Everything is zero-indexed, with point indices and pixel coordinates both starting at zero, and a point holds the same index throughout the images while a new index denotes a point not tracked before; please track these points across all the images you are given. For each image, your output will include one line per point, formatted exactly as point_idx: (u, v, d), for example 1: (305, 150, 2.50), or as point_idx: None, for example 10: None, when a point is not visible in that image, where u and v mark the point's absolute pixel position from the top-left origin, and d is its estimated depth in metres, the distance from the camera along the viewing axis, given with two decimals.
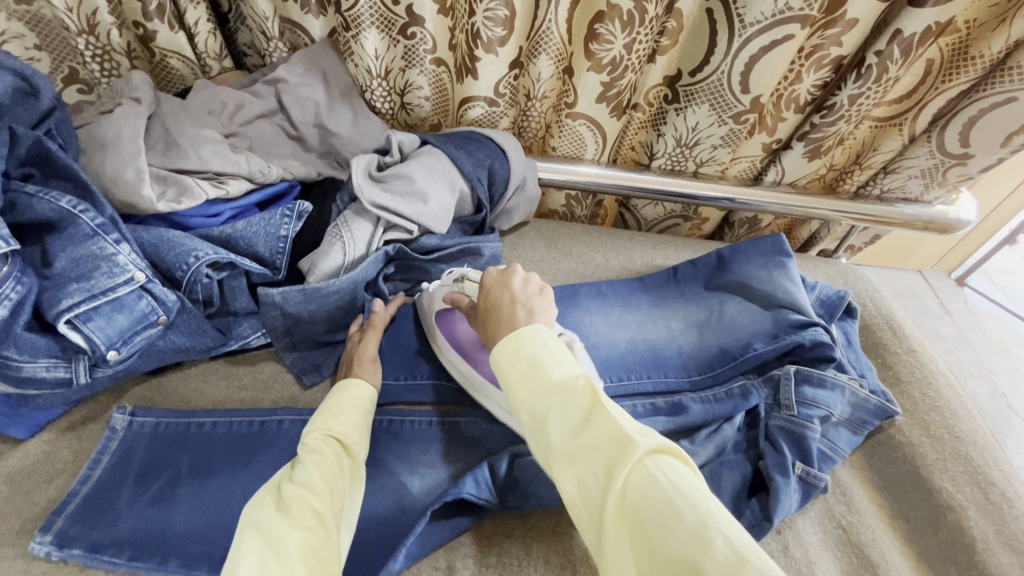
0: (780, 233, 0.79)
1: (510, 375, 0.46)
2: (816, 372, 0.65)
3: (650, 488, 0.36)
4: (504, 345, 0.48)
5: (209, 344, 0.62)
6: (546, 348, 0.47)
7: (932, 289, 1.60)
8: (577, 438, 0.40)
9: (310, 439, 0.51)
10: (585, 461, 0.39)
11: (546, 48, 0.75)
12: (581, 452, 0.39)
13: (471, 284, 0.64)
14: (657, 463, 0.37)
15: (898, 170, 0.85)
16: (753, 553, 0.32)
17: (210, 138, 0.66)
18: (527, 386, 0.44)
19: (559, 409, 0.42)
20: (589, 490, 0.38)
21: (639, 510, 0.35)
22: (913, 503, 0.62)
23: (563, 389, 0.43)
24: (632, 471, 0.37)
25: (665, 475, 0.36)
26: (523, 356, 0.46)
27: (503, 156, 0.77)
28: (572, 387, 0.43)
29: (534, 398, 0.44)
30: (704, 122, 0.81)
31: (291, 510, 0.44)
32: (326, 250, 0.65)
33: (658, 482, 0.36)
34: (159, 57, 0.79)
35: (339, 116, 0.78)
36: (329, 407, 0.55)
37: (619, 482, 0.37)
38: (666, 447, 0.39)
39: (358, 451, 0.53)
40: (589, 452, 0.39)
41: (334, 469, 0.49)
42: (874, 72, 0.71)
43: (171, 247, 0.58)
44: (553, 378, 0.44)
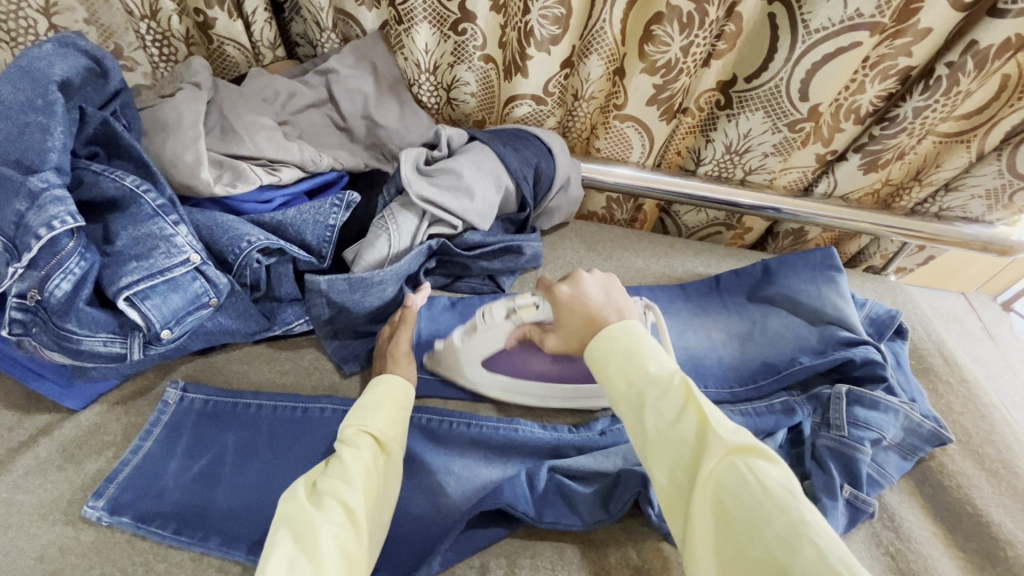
0: (831, 248, 0.77)
1: (606, 364, 0.48)
2: (869, 393, 0.62)
3: (739, 487, 0.38)
4: (600, 338, 0.50)
5: (254, 328, 0.63)
6: (644, 343, 0.48)
7: (976, 313, 1.53)
8: (670, 428, 0.43)
9: (346, 432, 0.52)
10: (675, 454, 0.42)
11: (599, 48, 0.74)
12: (673, 443, 0.42)
13: (528, 311, 0.62)
14: (748, 462, 0.39)
15: (961, 188, 0.82)
16: (847, 566, 0.32)
17: (265, 125, 0.67)
18: (623, 374, 0.47)
19: (654, 403, 0.44)
20: (680, 480, 0.41)
21: (731, 504, 0.38)
22: (967, 535, 0.59)
23: (660, 384, 0.45)
24: (725, 470, 0.39)
25: (754, 474, 0.38)
26: (619, 348, 0.48)
27: (550, 156, 0.76)
28: (665, 383, 0.45)
29: (629, 389, 0.46)
30: (758, 130, 0.79)
31: (324, 505, 0.45)
32: (372, 241, 0.66)
33: (749, 481, 0.38)
34: (215, 44, 0.81)
35: (387, 109, 0.79)
36: (365, 402, 0.56)
37: (710, 474, 0.39)
38: (757, 449, 0.40)
39: (395, 447, 0.53)
40: (681, 446, 0.42)
41: (369, 465, 0.49)
42: (943, 84, 0.68)
43: (225, 231, 0.59)
44: (650, 371, 0.46)
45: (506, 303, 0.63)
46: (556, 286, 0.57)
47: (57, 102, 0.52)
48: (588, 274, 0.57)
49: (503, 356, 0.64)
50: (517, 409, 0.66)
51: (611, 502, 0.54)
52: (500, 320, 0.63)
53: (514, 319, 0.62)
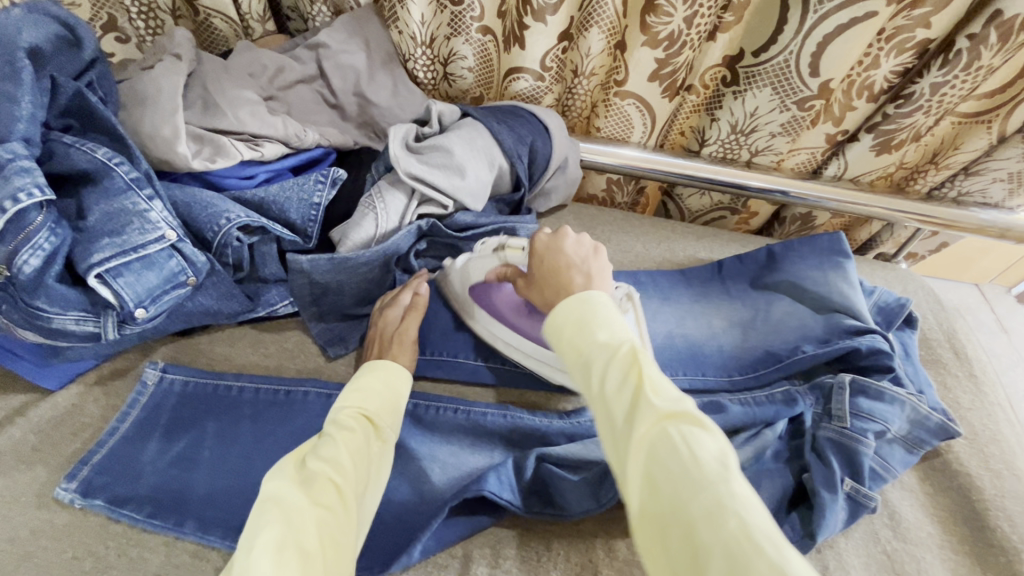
0: (840, 232, 0.74)
1: (556, 335, 0.44)
2: (874, 383, 0.59)
3: (670, 458, 0.34)
4: (554, 310, 0.45)
5: (236, 309, 0.61)
6: (596, 310, 0.44)
7: (990, 305, 1.50)
8: (608, 397, 0.38)
9: (344, 414, 0.50)
10: (612, 424, 0.38)
11: (599, 20, 0.70)
12: (612, 413, 0.38)
13: (514, 253, 0.58)
14: (683, 433, 0.35)
15: (982, 172, 0.78)
16: (771, 543, 0.28)
17: (249, 99, 0.64)
18: (572, 344, 0.43)
19: (598, 371, 0.40)
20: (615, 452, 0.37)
21: (660, 479, 0.33)
22: (970, 533, 0.57)
23: (606, 353, 0.40)
24: (658, 441, 0.35)
25: (685, 444, 0.34)
26: (569, 315, 0.44)
27: (546, 134, 0.73)
28: (611, 351, 0.40)
29: (576, 358, 0.42)
30: (765, 108, 0.75)
31: (315, 485, 0.42)
32: (358, 220, 0.63)
33: (681, 451, 0.34)
34: (203, 16, 0.79)
35: (379, 85, 0.76)
36: (362, 385, 0.54)
37: (643, 446, 0.35)
38: (695, 419, 0.35)
39: (386, 434, 0.51)
40: (618, 415, 0.37)
41: (361, 449, 0.47)
42: (964, 58, 0.64)
43: (203, 207, 0.57)
44: (598, 339, 0.41)
45: (501, 239, 0.60)
46: (540, 233, 0.55)
47: (25, 70, 0.50)
48: (573, 233, 0.55)
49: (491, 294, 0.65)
50: (507, 395, 0.64)
51: (601, 492, 0.52)
52: (489, 251, 0.60)
53: (500, 257, 0.59)
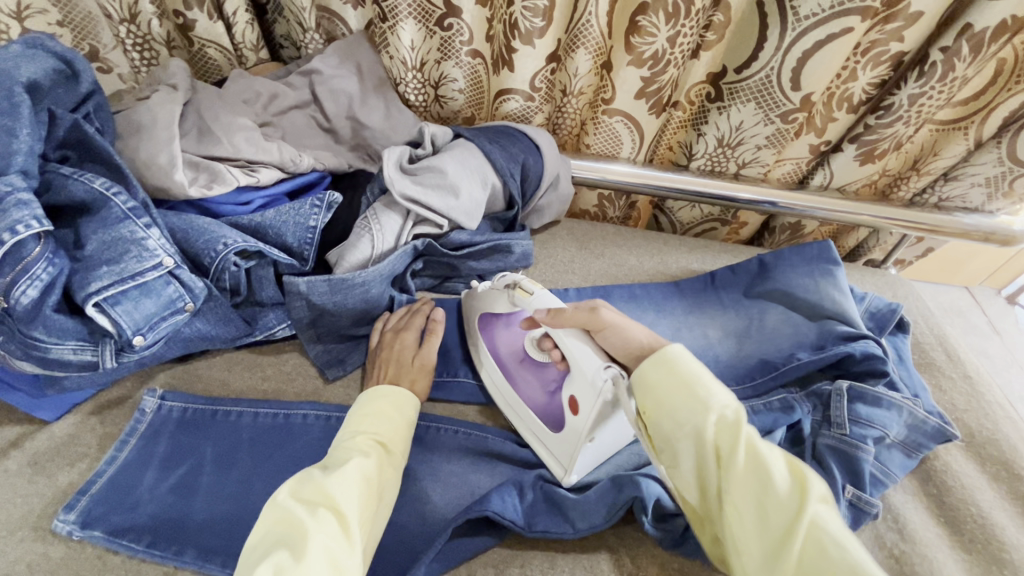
0: (828, 240, 0.75)
1: (654, 391, 0.47)
2: (870, 389, 0.59)
3: (824, 535, 0.37)
4: (647, 361, 0.48)
5: (234, 334, 0.62)
6: (702, 374, 0.47)
7: (981, 307, 1.58)
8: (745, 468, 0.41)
9: (358, 440, 0.50)
10: (754, 496, 0.41)
11: (585, 42, 0.73)
12: (753, 490, 0.41)
13: (523, 296, 0.61)
14: (825, 513, 0.39)
15: (960, 178, 0.80)
16: None
17: (243, 125, 0.65)
18: (685, 403, 0.45)
19: (729, 442, 0.43)
20: (760, 526, 0.40)
21: (818, 554, 0.37)
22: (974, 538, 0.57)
23: (733, 423, 0.43)
24: (811, 517, 0.38)
25: (828, 518, 0.38)
26: (676, 373, 0.46)
27: (537, 152, 0.74)
28: (735, 420, 0.44)
29: (700, 426, 0.44)
30: (749, 122, 0.77)
31: (320, 514, 0.42)
32: (354, 242, 0.64)
33: (833, 528, 0.38)
34: (197, 47, 0.81)
35: (372, 109, 0.77)
36: (377, 409, 0.54)
37: (794, 522, 0.38)
38: (823, 492, 0.41)
39: (397, 460, 0.52)
40: (764, 488, 0.41)
41: (371, 475, 0.47)
42: (939, 70, 0.66)
43: (201, 234, 0.57)
44: (716, 405, 0.44)
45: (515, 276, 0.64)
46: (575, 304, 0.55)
47: (22, 103, 0.51)
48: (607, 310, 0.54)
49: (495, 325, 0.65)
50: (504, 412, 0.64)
51: (600, 510, 0.52)
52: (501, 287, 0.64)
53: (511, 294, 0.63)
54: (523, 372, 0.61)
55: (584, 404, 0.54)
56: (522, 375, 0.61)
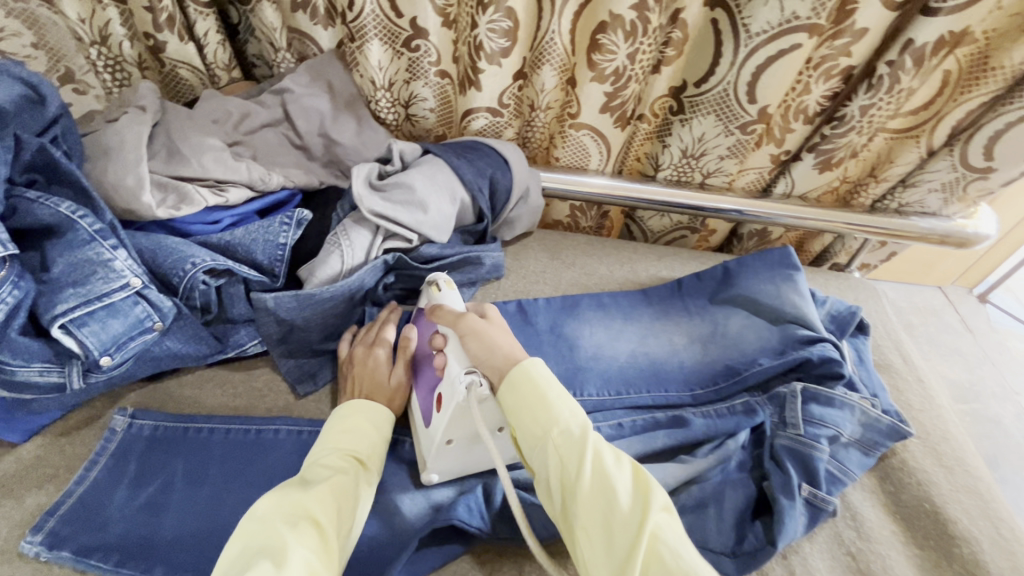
0: (789, 248, 0.79)
1: (514, 412, 0.48)
2: (824, 390, 0.63)
3: (663, 545, 0.41)
4: (506, 381, 0.49)
5: (205, 351, 0.63)
6: (554, 391, 0.49)
7: (954, 306, 1.64)
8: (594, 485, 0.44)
9: (334, 456, 0.51)
10: (601, 511, 0.43)
11: (550, 58, 0.75)
12: (599, 505, 0.43)
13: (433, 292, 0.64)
14: (663, 522, 0.42)
15: (918, 184, 0.83)
16: None
17: (212, 145, 0.66)
18: (537, 424, 0.47)
19: (578, 459, 0.45)
20: (607, 540, 0.42)
21: (658, 564, 0.40)
22: (928, 532, 0.59)
23: (582, 440, 0.46)
24: (653, 526, 0.42)
25: (666, 526, 0.42)
26: (530, 393, 0.48)
27: (506, 166, 0.76)
28: (585, 438, 0.46)
29: (553, 443, 0.46)
30: (711, 133, 0.79)
31: (301, 528, 0.43)
32: (324, 258, 0.65)
33: (670, 537, 0.42)
34: (169, 68, 0.82)
35: (344, 127, 0.79)
36: (353, 426, 0.55)
37: (639, 535, 0.41)
38: (665, 501, 0.44)
39: (373, 477, 0.53)
40: (610, 503, 0.43)
41: (349, 491, 0.49)
42: (886, 82, 0.69)
43: (169, 254, 0.58)
44: (566, 422, 0.47)
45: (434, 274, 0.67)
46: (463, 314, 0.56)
47: None
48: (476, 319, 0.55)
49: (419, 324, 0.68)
50: None
51: None
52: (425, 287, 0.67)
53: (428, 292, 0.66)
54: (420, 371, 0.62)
55: (445, 403, 0.53)
56: (422, 373, 0.61)
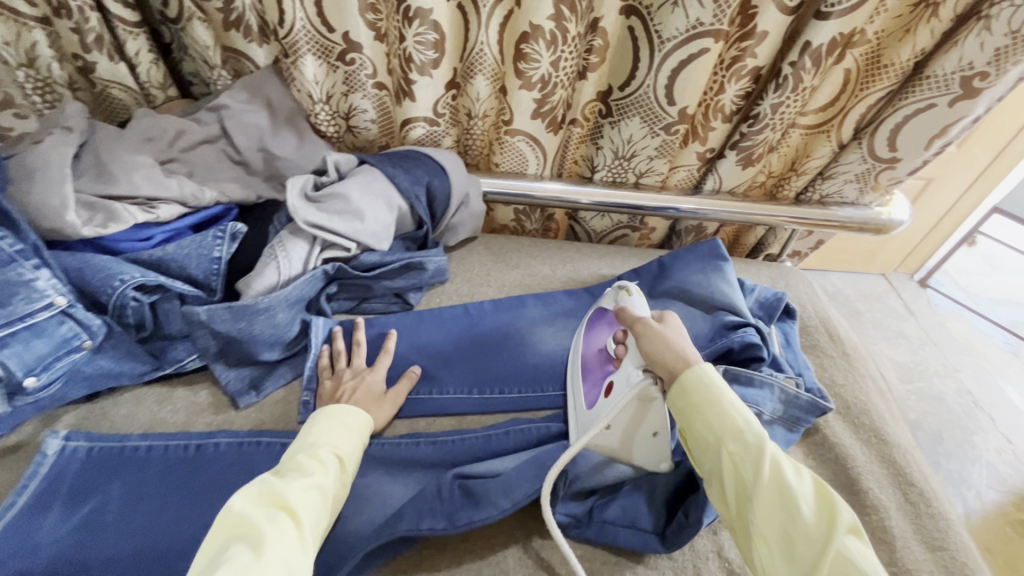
0: (717, 240, 0.83)
1: (686, 416, 0.50)
2: (744, 371, 0.66)
3: (851, 566, 0.39)
4: (675, 383, 0.52)
5: (142, 369, 0.63)
6: (726, 397, 0.50)
7: (896, 291, 1.74)
8: (773, 491, 0.44)
9: (320, 453, 0.52)
10: (781, 521, 0.43)
11: (481, 68, 0.78)
12: (776, 512, 0.43)
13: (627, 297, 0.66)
14: (851, 545, 0.41)
15: (834, 175, 0.88)
16: None
17: (144, 163, 0.66)
18: (709, 425, 0.49)
19: (751, 465, 0.46)
20: (788, 549, 0.42)
21: None
22: (846, 499, 0.64)
23: (755, 448, 0.46)
24: (838, 546, 0.40)
25: (858, 551, 0.40)
26: (700, 396, 0.50)
27: (443, 173, 0.78)
28: (759, 444, 0.46)
29: (724, 444, 0.48)
30: (638, 135, 0.83)
31: (278, 520, 0.43)
32: (260, 270, 0.66)
33: (859, 560, 0.39)
34: (100, 88, 0.81)
35: (284, 141, 0.80)
36: (338, 427, 0.56)
37: (825, 550, 0.40)
38: (850, 523, 0.42)
39: (349, 476, 0.54)
40: (791, 512, 0.43)
41: (327, 489, 0.49)
42: (790, 82, 0.74)
43: (97, 271, 0.58)
44: (740, 427, 0.48)
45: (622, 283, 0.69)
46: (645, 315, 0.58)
47: None
48: (675, 325, 0.57)
49: (596, 321, 0.72)
50: (419, 423, 0.67)
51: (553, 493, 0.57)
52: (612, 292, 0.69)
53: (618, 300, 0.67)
54: (591, 367, 0.66)
55: (616, 390, 0.57)
56: (595, 368, 0.65)
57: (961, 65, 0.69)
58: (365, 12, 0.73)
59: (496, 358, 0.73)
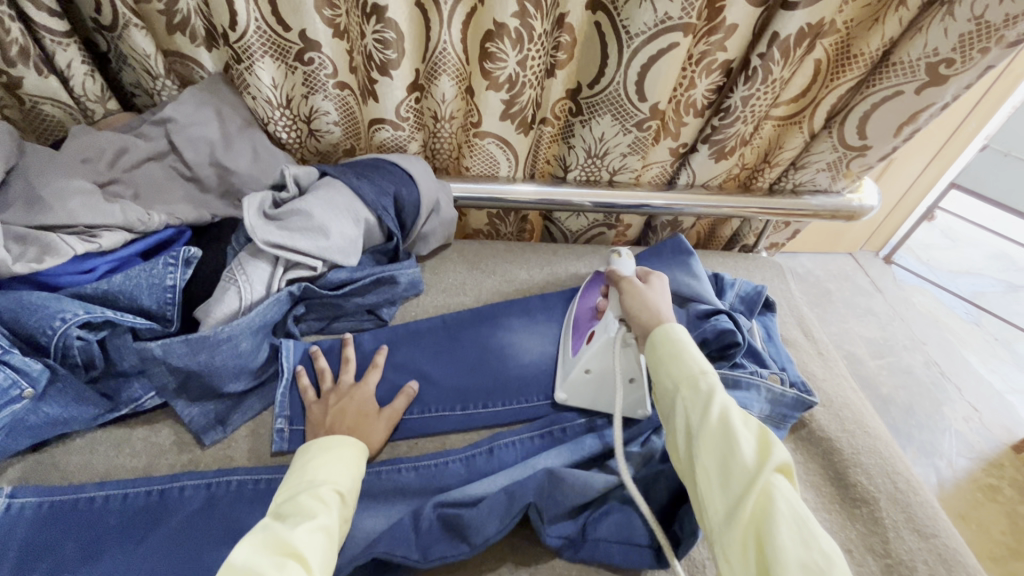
0: (681, 235, 0.82)
1: (654, 368, 0.53)
2: (730, 374, 0.65)
3: (728, 427, 0.45)
4: (649, 336, 0.55)
5: (94, 413, 0.58)
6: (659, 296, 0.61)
7: (864, 269, 1.78)
8: (718, 433, 0.45)
9: (321, 489, 0.48)
10: (684, 391, 0.49)
11: (445, 68, 0.74)
12: (680, 385, 0.49)
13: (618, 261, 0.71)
14: (728, 411, 0.46)
15: (806, 165, 0.88)
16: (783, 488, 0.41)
17: (83, 189, 0.61)
18: (643, 320, 0.57)
19: (665, 352, 0.52)
20: (685, 415, 0.48)
21: (719, 440, 0.44)
22: (836, 494, 0.64)
23: (670, 338, 0.53)
24: (721, 412, 0.46)
25: (734, 415, 0.46)
26: (667, 349, 0.52)
27: (411, 181, 0.75)
28: (675, 336, 0.53)
29: (650, 337, 0.55)
30: (610, 133, 0.81)
31: (288, 569, 0.40)
32: (220, 296, 0.62)
33: (733, 421, 0.45)
34: (30, 104, 0.74)
35: (238, 153, 0.74)
36: (334, 459, 0.52)
37: (712, 413, 0.46)
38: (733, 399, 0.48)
39: (349, 511, 0.50)
40: (690, 385, 0.49)
41: (335, 528, 0.46)
42: (760, 74, 0.73)
43: (33, 311, 0.53)
44: (661, 323, 0.55)
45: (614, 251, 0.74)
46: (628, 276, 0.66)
47: None
48: (659, 285, 0.63)
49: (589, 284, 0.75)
50: (400, 446, 0.64)
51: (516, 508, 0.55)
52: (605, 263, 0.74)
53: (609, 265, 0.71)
54: (577, 327, 0.70)
55: (597, 336, 0.63)
56: (578, 325, 0.70)
57: (927, 52, 0.69)
58: (321, 8, 0.68)
59: (477, 371, 0.70)
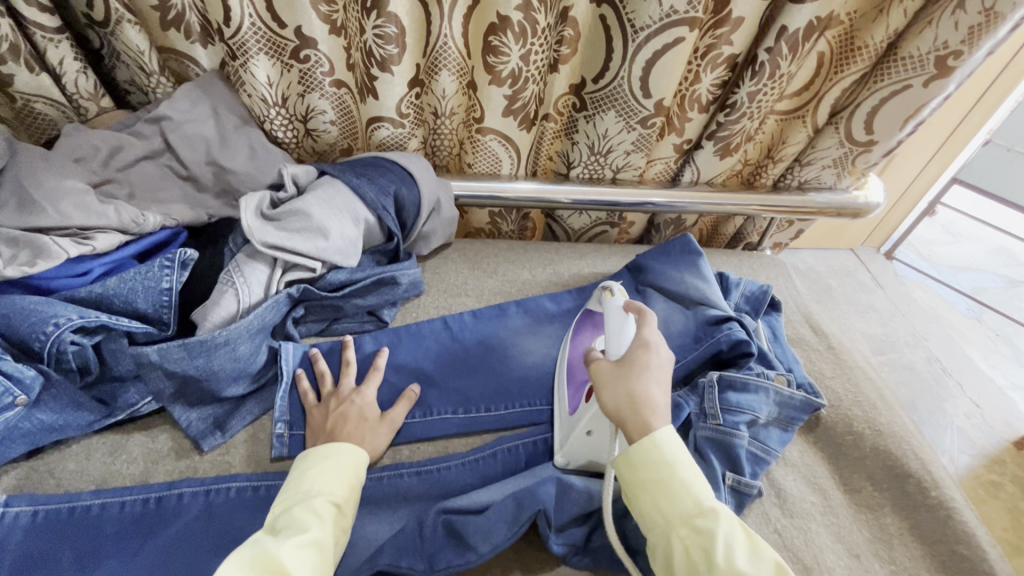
0: (688, 235, 0.79)
1: (638, 489, 0.48)
2: (738, 376, 0.64)
3: (734, 564, 0.41)
4: (626, 454, 0.49)
5: (89, 419, 0.57)
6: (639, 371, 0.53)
7: (865, 265, 1.77)
8: (726, 572, 0.41)
9: (315, 502, 0.47)
10: (679, 519, 0.45)
11: (446, 64, 0.72)
12: (674, 510, 0.45)
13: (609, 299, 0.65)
14: (732, 542, 0.43)
15: (811, 161, 0.87)
16: None
17: (76, 189, 0.59)
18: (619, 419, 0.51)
19: (649, 470, 0.48)
20: (683, 546, 0.44)
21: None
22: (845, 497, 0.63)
23: (653, 447, 0.48)
24: (724, 543, 0.43)
25: (738, 547, 0.43)
26: (651, 473, 0.48)
27: (411, 180, 0.74)
28: (658, 446, 0.48)
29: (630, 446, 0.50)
30: (613, 129, 0.80)
31: None
32: (216, 299, 0.61)
33: (739, 555, 0.42)
34: (22, 102, 0.73)
35: (235, 152, 0.72)
36: (329, 469, 0.51)
37: (715, 546, 0.42)
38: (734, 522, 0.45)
39: (346, 522, 0.49)
40: (685, 513, 0.45)
41: (329, 541, 0.45)
42: (767, 69, 0.71)
43: (26, 316, 0.52)
44: (641, 425, 0.50)
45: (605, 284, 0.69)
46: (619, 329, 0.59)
47: None
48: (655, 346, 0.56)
49: (583, 320, 0.70)
50: (402, 450, 0.63)
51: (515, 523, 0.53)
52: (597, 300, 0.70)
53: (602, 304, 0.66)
54: (574, 372, 0.65)
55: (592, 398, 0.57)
56: (576, 370, 0.65)
57: (937, 45, 0.67)
58: (318, 4, 0.66)
59: (480, 373, 0.69)
